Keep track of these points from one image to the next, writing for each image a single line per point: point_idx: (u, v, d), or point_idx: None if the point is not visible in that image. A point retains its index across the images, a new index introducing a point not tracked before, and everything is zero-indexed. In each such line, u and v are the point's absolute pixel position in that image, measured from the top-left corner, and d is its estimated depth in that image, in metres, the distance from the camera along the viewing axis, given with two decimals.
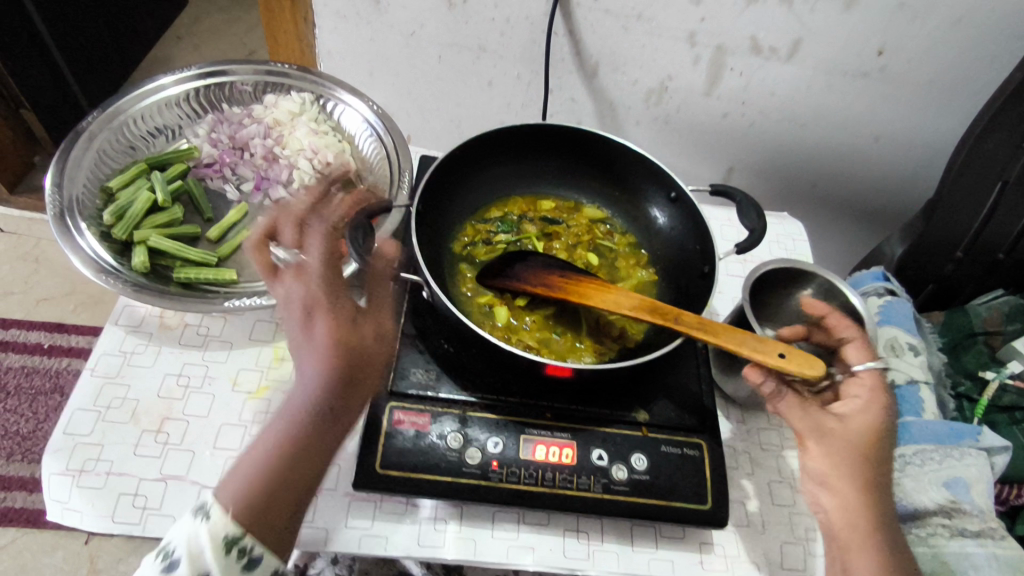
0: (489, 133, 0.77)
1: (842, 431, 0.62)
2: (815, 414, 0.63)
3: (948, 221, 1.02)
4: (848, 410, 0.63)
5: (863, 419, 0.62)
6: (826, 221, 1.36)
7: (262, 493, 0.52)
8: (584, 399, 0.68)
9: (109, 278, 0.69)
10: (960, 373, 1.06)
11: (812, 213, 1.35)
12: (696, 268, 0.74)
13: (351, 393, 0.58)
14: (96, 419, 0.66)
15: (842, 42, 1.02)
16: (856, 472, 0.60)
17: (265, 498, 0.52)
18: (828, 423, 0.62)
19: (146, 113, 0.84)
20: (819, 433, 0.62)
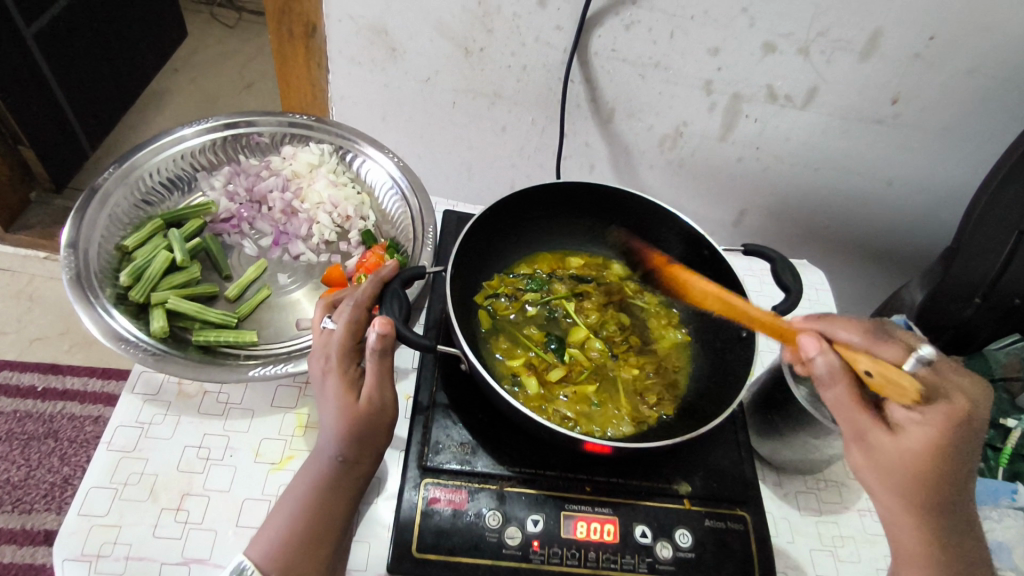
0: (520, 191, 0.77)
1: (891, 449, 0.53)
2: (865, 420, 0.54)
3: (967, 266, 0.95)
4: (910, 424, 0.53)
5: (919, 436, 0.52)
6: (839, 267, 1.28)
7: (288, 555, 0.54)
8: (623, 471, 0.66)
9: (129, 348, 0.66)
10: (981, 421, 1.01)
11: (826, 257, 1.27)
12: (732, 330, 0.72)
13: (368, 444, 0.59)
14: (113, 497, 0.63)
15: (856, 89, 0.96)
16: (903, 489, 0.53)
17: (299, 558, 0.54)
18: (874, 436, 0.54)
19: (161, 168, 0.81)
20: (861, 442, 0.55)
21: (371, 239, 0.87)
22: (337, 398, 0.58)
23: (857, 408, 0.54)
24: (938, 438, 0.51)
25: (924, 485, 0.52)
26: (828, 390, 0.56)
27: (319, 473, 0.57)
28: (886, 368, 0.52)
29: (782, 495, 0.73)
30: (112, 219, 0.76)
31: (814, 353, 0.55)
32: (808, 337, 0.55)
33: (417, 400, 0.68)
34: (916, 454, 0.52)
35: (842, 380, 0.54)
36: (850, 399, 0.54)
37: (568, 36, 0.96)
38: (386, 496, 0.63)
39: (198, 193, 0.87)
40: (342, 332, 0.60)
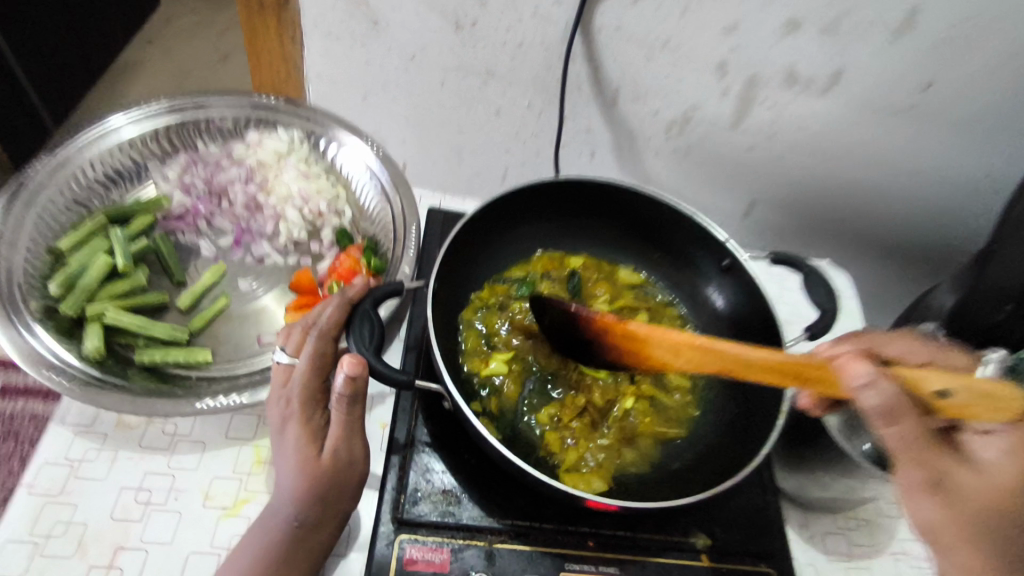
0: (517, 188, 0.68)
1: (976, 488, 0.44)
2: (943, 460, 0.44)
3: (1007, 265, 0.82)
4: (991, 452, 0.46)
5: (1004, 470, 0.45)
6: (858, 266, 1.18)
7: None
8: (632, 525, 0.57)
9: (52, 372, 0.57)
10: None
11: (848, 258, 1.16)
12: (757, 351, 0.64)
13: (331, 508, 0.50)
14: (32, 554, 0.53)
15: (886, 73, 0.86)
16: (985, 537, 0.43)
17: None
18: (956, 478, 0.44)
19: (99, 160, 0.72)
20: (936, 489, 0.44)
21: (346, 238, 0.77)
22: (296, 451, 0.50)
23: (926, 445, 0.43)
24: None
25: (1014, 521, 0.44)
26: (889, 427, 0.43)
27: (273, 534, 0.49)
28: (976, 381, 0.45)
29: (807, 538, 0.63)
30: (42, 221, 0.66)
31: (864, 385, 0.43)
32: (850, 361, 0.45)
33: (394, 436, 0.60)
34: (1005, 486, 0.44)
35: (908, 412, 0.43)
36: (917, 438, 0.43)
37: (570, 9, 0.86)
38: (359, 547, 0.54)
39: (150, 184, 0.77)
40: (305, 371, 0.52)
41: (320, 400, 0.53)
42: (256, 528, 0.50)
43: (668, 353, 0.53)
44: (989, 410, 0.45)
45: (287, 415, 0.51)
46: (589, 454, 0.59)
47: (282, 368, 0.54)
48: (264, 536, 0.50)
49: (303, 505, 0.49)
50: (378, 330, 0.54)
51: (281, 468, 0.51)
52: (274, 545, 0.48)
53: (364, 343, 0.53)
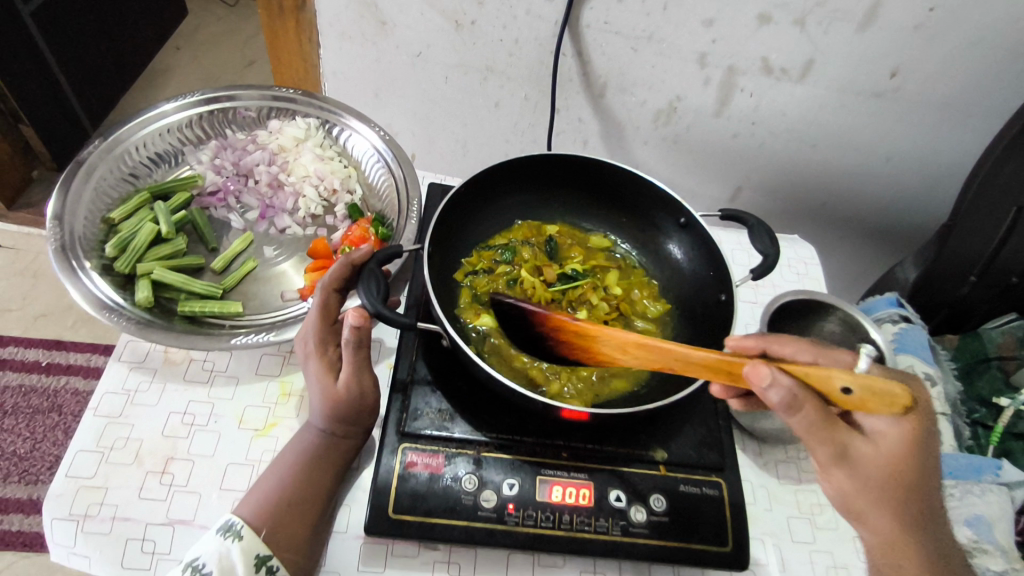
0: (500, 164, 0.78)
1: (874, 458, 0.54)
2: (844, 437, 0.54)
3: (963, 243, 0.92)
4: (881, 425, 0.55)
5: (891, 441, 0.54)
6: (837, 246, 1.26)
7: (274, 514, 0.56)
8: (599, 437, 0.67)
9: (112, 315, 0.67)
10: (974, 400, 0.98)
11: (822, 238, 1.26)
12: (712, 294, 0.73)
13: (352, 420, 0.61)
14: (99, 461, 0.64)
15: (856, 62, 0.93)
16: (886, 501, 0.54)
17: (284, 513, 0.56)
18: (859, 451, 0.54)
19: (146, 142, 0.82)
20: (845, 463, 0.54)
21: (357, 212, 0.87)
22: (317, 378, 0.61)
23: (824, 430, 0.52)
24: (909, 440, 0.54)
25: (903, 478, 0.54)
26: (794, 418, 0.52)
27: (310, 438, 0.61)
28: (870, 379, 0.51)
29: (762, 464, 0.74)
30: (100, 192, 0.77)
31: (767, 385, 0.51)
32: (756, 368, 0.52)
33: (397, 369, 0.70)
34: (897, 457, 0.54)
35: (809, 402, 0.52)
36: (818, 422, 0.52)
37: (559, 8, 0.95)
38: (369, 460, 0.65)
39: (186, 166, 0.88)
40: (316, 317, 0.64)
41: (333, 340, 0.64)
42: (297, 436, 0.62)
43: (615, 349, 0.62)
44: (885, 405, 0.50)
45: (309, 353, 0.63)
46: (568, 384, 0.69)
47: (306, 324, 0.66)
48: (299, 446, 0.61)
49: (330, 416, 0.60)
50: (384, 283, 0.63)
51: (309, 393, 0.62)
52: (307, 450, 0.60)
53: (372, 293, 0.62)
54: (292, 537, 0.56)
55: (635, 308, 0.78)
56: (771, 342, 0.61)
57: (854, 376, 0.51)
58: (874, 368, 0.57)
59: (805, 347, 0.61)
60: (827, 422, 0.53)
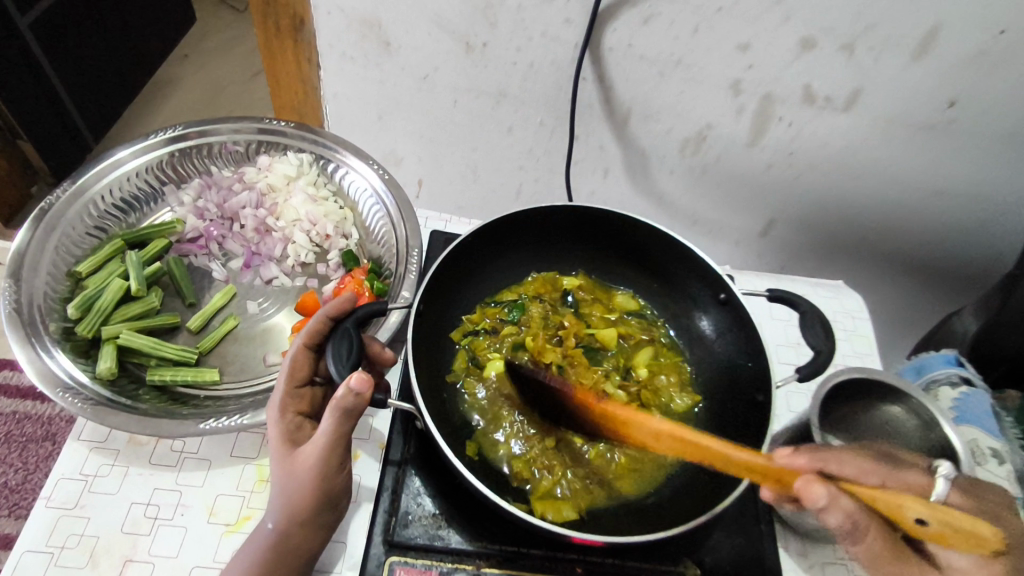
0: (510, 214, 0.69)
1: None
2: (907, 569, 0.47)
3: None
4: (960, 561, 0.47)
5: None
6: (889, 291, 1.11)
7: None
8: (620, 550, 0.57)
9: (66, 394, 0.59)
10: None
11: (878, 284, 1.10)
12: (746, 394, 0.62)
13: (313, 511, 0.51)
14: (49, 563, 0.56)
15: (908, 90, 0.80)
16: None
17: None
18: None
19: (113, 188, 0.74)
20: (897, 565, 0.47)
21: (352, 259, 0.79)
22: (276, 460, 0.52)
23: (891, 562, 0.47)
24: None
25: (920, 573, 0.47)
26: (857, 543, 0.47)
27: (263, 539, 0.51)
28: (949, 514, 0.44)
29: (807, 568, 0.63)
30: (63, 246, 0.70)
31: (824, 506, 0.45)
32: (808, 484, 0.45)
33: (387, 455, 0.60)
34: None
35: (873, 532, 0.47)
36: (885, 551, 0.47)
37: (579, 30, 0.83)
38: (352, 566, 0.57)
39: (166, 208, 0.80)
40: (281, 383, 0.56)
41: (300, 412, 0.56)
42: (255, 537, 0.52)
43: (649, 436, 0.56)
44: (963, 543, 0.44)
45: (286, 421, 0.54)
46: (563, 481, 0.58)
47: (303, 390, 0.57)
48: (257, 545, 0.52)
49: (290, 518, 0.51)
50: (355, 344, 0.55)
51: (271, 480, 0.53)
52: (260, 553, 0.51)
53: (342, 359, 0.53)
54: None
55: (659, 396, 0.66)
56: (827, 461, 0.49)
57: (932, 507, 0.44)
58: (953, 492, 0.51)
59: (866, 467, 0.50)
60: (894, 549, 0.48)
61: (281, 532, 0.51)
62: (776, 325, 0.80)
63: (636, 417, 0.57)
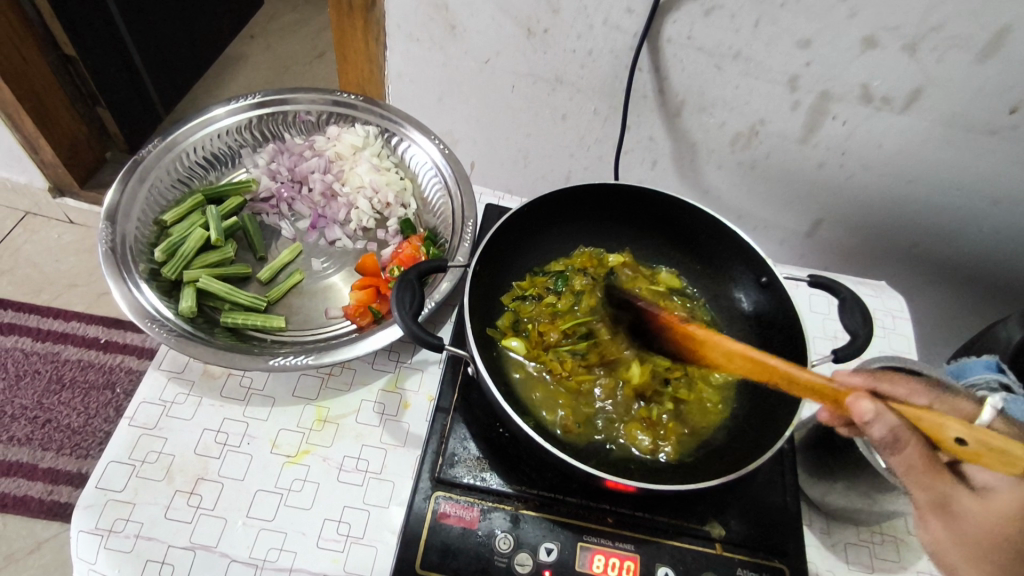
0: (564, 189, 0.73)
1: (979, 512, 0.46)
2: (946, 485, 0.47)
3: None
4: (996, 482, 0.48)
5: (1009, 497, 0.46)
6: (937, 297, 1.10)
7: None
8: (650, 505, 0.60)
9: (153, 325, 0.66)
10: None
11: (925, 289, 1.09)
12: (783, 370, 0.65)
13: None
14: (130, 474, 0.62)
15: (970, 93, 0.80)
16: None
17: None
18: (959, 502, 0.47)
19: (202, 144, 0.82)
20: (942, 510, 0.47)
21: (409, 228, 0.84)
22: None
23: (932, 471, 0.47)
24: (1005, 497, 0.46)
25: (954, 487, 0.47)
26: (894, 454, 0.48)
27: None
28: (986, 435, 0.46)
29: (830, 546, 0.65)
30: (153, 196, 0.78)
31: (871, 419, 0.48)
32: (857, 400, 0.49)
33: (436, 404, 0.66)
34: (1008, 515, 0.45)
35: (912, 441, 0.47)
36: (923, 463, 0.47)
37: (640, 20, 0.86)
38: (399, 502, 0.63)
39: (243, 169, 0.88)
40: None
41: None
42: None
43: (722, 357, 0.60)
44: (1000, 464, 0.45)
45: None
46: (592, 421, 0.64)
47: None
48: None
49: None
50: (416, 289, 0.61)
51: None
52: None
53: (405, 307, 0.59)
54: None
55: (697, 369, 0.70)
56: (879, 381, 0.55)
57: (970, 427, 0.47)
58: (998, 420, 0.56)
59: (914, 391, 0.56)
60: (933, 463, 0.47)
61: None
62: (814, 317, 0.82)
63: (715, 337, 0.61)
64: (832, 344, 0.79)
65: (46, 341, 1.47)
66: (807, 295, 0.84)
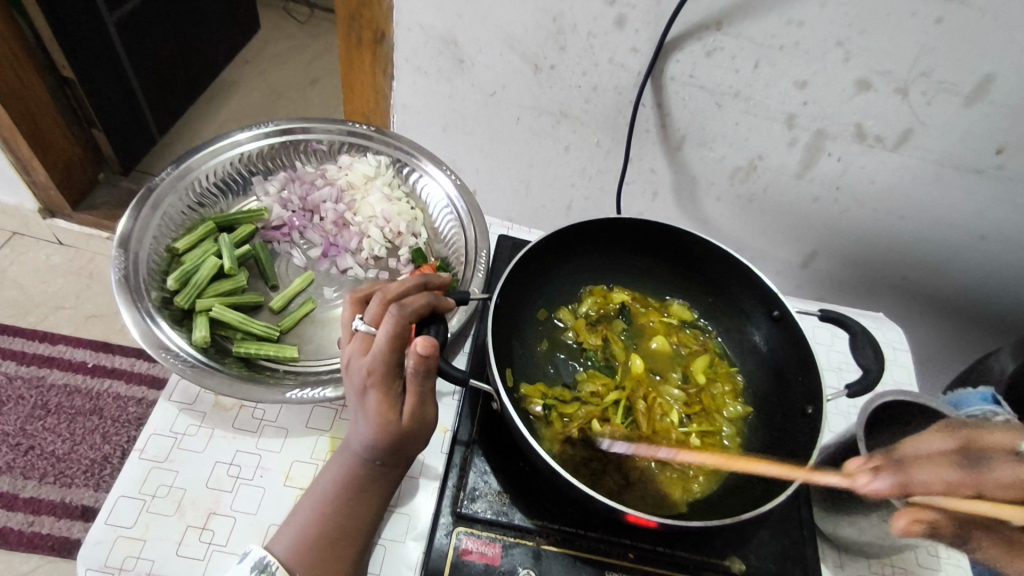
0: (577, 223, 0.75)
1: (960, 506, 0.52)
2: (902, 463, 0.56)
3: None
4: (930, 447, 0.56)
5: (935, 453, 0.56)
6: (930, 331, 1.11)
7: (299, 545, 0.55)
8: (670, 540, 0.61)
9: (168, 356, 0.67)
10: None
11: (920, 324, 1.10)
12: (796, 406, 0.67)
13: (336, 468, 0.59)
14: (140, 509, 0.61)
15: (961, 136, 0.81)
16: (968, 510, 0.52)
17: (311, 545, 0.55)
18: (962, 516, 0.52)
19: (216, 171, 0.84)
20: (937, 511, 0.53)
21: (421, 257, 0.86)
22: (374, 414, 0.56)
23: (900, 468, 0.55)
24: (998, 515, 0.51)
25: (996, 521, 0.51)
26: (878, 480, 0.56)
27: (351, 464, 0.58)
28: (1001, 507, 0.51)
29: None
30: (165, 224, 0.79)
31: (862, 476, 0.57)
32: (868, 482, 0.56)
33: (455, 436, 0.66)
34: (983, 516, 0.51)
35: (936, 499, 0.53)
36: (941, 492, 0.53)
37: (645, 58, 0.86)
38: (416, 536, 0.61)
39: (253, 197, 0.90)
40: (384, 346, 0.57)
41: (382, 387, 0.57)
42: (340, 459, 0.59)
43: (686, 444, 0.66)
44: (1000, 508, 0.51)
45: (368, 382, 0.57)
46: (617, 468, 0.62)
47: (361, 338, 0.60)
48: (343, 476, 0.58)
49: (379, 449, 0.57)
50: (445, 325, 0.61)
51: (360, 422, 0.58)
52: (350, 479, 0.58)
53: (439, 339, 0.59)
54: (314, 559, 0.55)
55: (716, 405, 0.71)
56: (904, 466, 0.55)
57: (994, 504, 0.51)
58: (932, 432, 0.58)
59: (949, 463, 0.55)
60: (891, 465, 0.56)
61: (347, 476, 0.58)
62: (820, 348, 0.84)
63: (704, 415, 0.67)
64: (839, 375, 0.81)
65: (30, 366, 1.42)
66: (812, 326, 0.85)
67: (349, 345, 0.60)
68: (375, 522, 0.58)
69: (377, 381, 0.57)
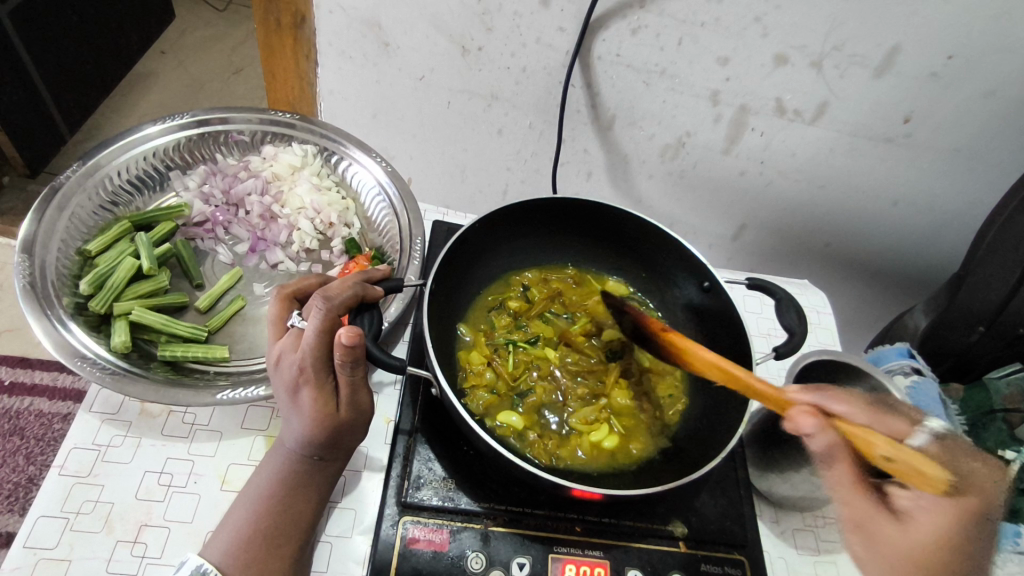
0: (512, 204, 0.75)
1: (898, 535, 0.48)
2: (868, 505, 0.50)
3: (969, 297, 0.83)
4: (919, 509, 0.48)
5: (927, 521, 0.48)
6: (851, 292, 1.17)
7: (236, 548, 0.53)
8: (616, 511, 0.62)
9: (84, 364, 0.63)
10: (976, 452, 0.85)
11: (842, 286, 1.16)
12: (729, 370, 0.69)
13: (270, 463, 0.58)
14: (63, 528, 0.57)
15: (869, 107, 0.85)
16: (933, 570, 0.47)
17: (245, 545, 0.53)
18: (877, 523, 0.49)
19: (127, 167, 0.80)
20: (863, 531, 0.50)
21: (355, 247, 0.85)
22: (310, 408, 0.56)
23: (855, 490, 0.51)
24: (952, 524, 0.47)
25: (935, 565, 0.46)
26: (827, 466, 0.53)
27: (285, 462, 0.57)
28: (911, 455, 0.48)
29: (779, 532, 0.68)
30: (74, 224, 0.75)
31: (810, 432, 0.53)
32: (801, 413, 0.53)
33: (398, 426, 0.65)
34: (928, 542, 0.47)
35: (844, 458, 0.52)
36: (854, 483, 0.51)
37: (572, 38, 0.85)
38: (363, 530, 0.60)
39: (171, 192, 0.87)
40: (313, 340, 0.55)
41: (314, 380, 0.56)
42: (275, 457, 0.58)
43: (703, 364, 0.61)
44: (922, 480, 0.48)
45: (301, 379, 0.56)
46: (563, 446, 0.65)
47: (293, 334, 0.59)
48: (279, 473, 0.57)
49: (314, 444, 0.56)
50: (378, 314, 0.60)
51: (293, 419, 0.57)
52: (286, 474, 0.57)
53: (367, 331, 0.58)
54: (250, 560, 0.53)
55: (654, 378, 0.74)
56: (827, 397, 0.54)
57: (898, 446, 0.49)
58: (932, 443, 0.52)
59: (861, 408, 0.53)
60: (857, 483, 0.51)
61: (282, 473, 0.57)
62: (749, 315, 0.87)
63: (693, 343, 0.61)
64: (768, 340, 0.85)
65: None
66: (743, 295, 0.90)
67: (280, 341, 0.59)
68: (316, 518, 0.57)
69: (308, 375, 0.56)
